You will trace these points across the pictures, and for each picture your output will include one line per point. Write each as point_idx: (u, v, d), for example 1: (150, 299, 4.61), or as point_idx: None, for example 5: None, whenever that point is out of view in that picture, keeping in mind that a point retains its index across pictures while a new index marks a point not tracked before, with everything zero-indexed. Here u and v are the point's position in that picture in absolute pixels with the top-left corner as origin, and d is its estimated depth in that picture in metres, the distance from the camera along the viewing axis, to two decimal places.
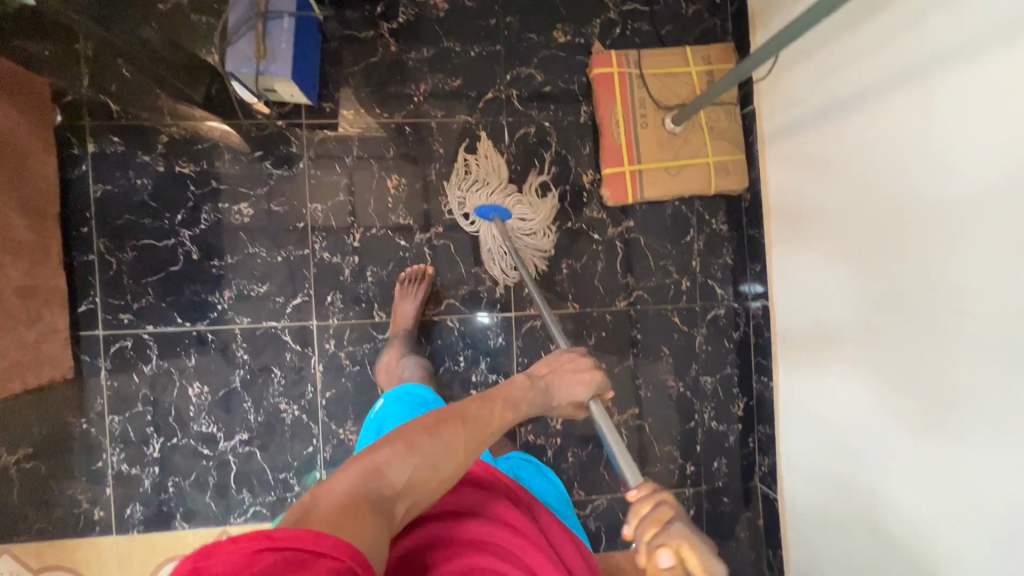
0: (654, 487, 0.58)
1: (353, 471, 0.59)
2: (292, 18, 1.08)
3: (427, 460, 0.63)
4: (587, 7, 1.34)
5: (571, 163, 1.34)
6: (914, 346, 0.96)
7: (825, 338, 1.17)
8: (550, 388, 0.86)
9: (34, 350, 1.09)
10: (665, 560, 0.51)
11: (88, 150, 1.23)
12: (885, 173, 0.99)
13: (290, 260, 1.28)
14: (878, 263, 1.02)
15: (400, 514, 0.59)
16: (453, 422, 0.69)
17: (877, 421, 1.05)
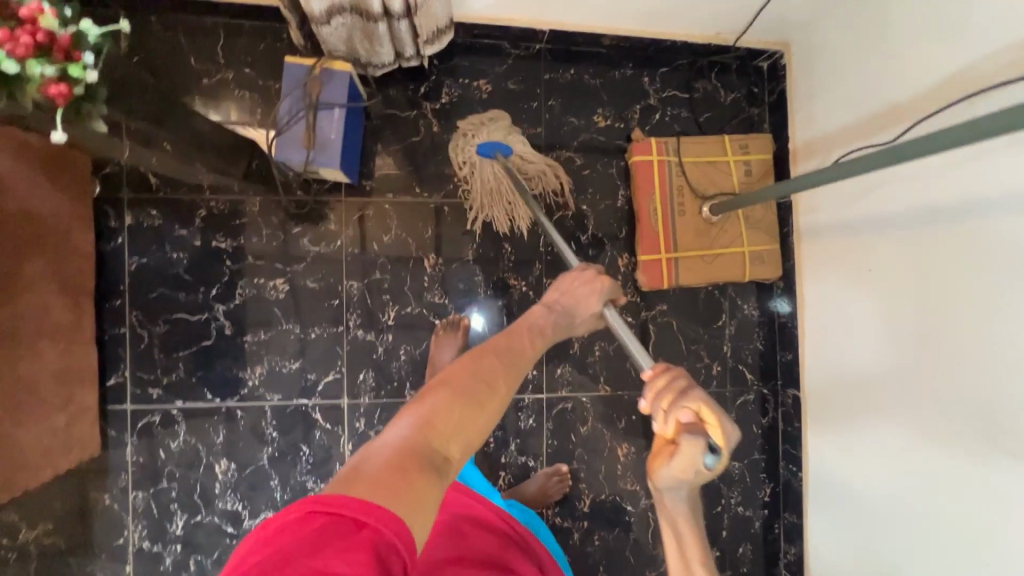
0: (668, 365, 0.71)
1: (403, 424, 0.59)
2: (343, 109, 1.08)
3: (471, 398, 0.64)
4: (627, 92, 1.35)
5: (608, 246, 1.36)
6: (959, 460, 0.96)
7: (859, 436, 1.17)
8: (566, 305, 0.95)
9: (66, 433, 1.07)
10: (686, 416, 0.65)
11: (124, 223, 1.21)
12: (934, 286, 1.01)
13: (325, 337, 1.27)
14: (921, 370, 1.03)
15: (457, 454, 0.60)
16: (485, 359, 0.71)
17: (911, 514, 1.05)
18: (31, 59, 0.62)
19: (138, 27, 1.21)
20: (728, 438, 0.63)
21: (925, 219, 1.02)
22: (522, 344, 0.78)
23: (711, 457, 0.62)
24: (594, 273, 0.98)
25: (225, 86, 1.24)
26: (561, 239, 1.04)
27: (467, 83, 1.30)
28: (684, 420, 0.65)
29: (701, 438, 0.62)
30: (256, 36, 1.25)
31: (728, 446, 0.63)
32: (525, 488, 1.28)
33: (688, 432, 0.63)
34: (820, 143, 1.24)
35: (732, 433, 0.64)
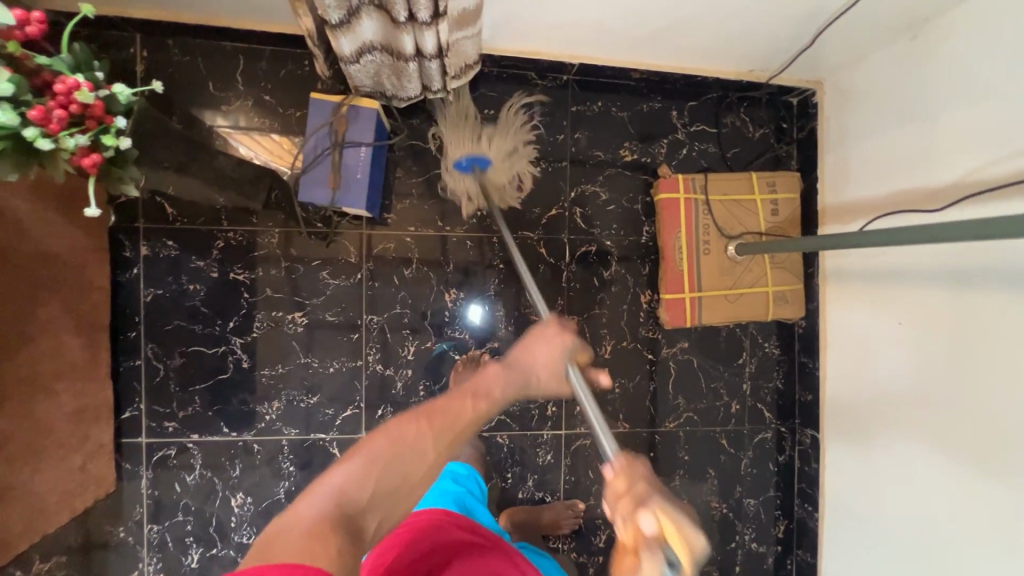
0: (632, 462, 0.55)
1: (318, 500, 0.52)
2: (370, 148, 1.07)
3: (398, 470, 0.57)
4: (655, 127, 1.34)
5: (631, 282, 1.35)
6: (981, 476, 0.97)
7: (878, 471, 1.18)
8: (529, 368, 0.71)
9: (82, 473, 1.06)
10: (645, 525, 0.48)
11: (139, 253, 1.18)
12: (964, 350, 1.00)
13: (343, 371, 1.26)
14: (946, 432, 1.03)
15: (373, 530, 0.54)
16: (427, 421, 0.60)
17: (928, 521, 1.05)
18: (63, 131, 0.60)
19: (155, 50, 1.17)
20: (695, 553, 0.47)
21: (959, 284, 1.01)
22: (466, 415, 0.62)
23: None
24: (557, 329, 0.75)
25: (245, 113, 1.20)
26: (535, 293, 0.95)
27: (493, 114, 1.28)
28: (644, 530, 0.48)
29: (658, 552, 0.47)
30: (278, 61, 1.21)
31: (693, 561, 0.47)
32: (541, 515, 1.27)
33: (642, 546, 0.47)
34: (855, 158, 1.23)
35: (699, 546, 0.47)
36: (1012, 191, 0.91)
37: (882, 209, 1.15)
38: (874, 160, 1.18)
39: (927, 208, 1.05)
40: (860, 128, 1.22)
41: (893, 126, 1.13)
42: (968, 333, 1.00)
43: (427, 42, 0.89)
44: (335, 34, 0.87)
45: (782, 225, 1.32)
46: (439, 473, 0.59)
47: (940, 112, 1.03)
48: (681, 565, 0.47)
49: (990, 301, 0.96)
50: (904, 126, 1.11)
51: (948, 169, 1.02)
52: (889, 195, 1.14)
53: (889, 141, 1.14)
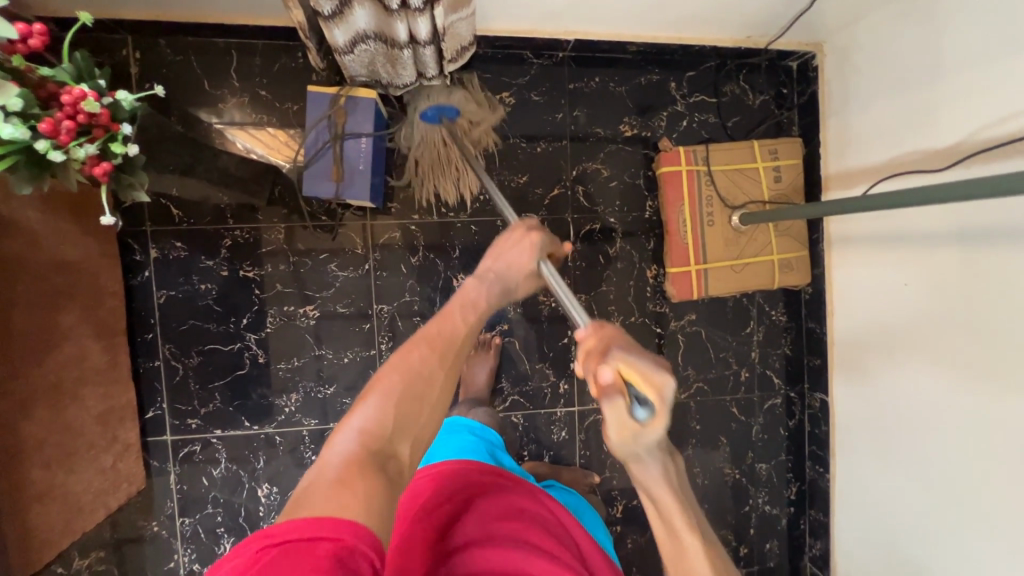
0: (601, 330, 0.66)
1: (341, 441, 0.58)
2: (370, 139, 1.07)
3: (413, 392, 0.63)
4: (654, 100, 1.34)
5: (636, 258, 1.36)
6: (984, 397, 0.99)
7: (885, 402, 1.20)
8: (503, 273, 0.83)
9: (114, 472, 1.09)
10: (607, 375, 0.58)
11: (149, 256, 1.20)
12: (965, 287, 1.02)
13: (357, 360, 1.28)
14: (952, 384, 1.05)
15: (407, 456, 0.59)
16: (428, 346, 0.67)
17: (937, 445, 1.08)
18: (73, 142, 0.62)
19: (148, 51, 1.17)
20: (659, 395, 0.55)
21: (966, 242, 1.01)
22: (459, 330, 0.71)
23: (639, 412, 0.56)
24: (525, 229, 0.88)
25: (243, 109, 1.20)
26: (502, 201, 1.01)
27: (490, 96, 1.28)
28: (604, 379, 0.58)
29: (621, 395, 0.56)
30: (272, 54, 1.20)
31: (659, 399, 0.55)
32: (559, 473, 1.30)
33: (607, 392, 0.57)
34: (857, 103, 1.22)
35: (663, 386, 0.55)
36: (1016, 148, 0.91)
37: (887, 171, 1.15)
38: (875, 99, 1.18)
39: (931, 168, 1.05)
40: (860, 72, 1.21)
41: (893, 65, 1.12)
42: (971, 261, 1.01)
43: (421, 28, 0.90)
44: (329, 25, 0.87)
45: (785, 193, 1.32)
46: (451, 389, 0.66)
47: (941, 47, 1.02)
48: (648, 402, 0.56)
49: (996, 235, 0.96)
50: (904, 62, 1.10)
51: (954, 127, 1.01)
52: (893, 157, 1.13)
53: (889, 79, 1.13)
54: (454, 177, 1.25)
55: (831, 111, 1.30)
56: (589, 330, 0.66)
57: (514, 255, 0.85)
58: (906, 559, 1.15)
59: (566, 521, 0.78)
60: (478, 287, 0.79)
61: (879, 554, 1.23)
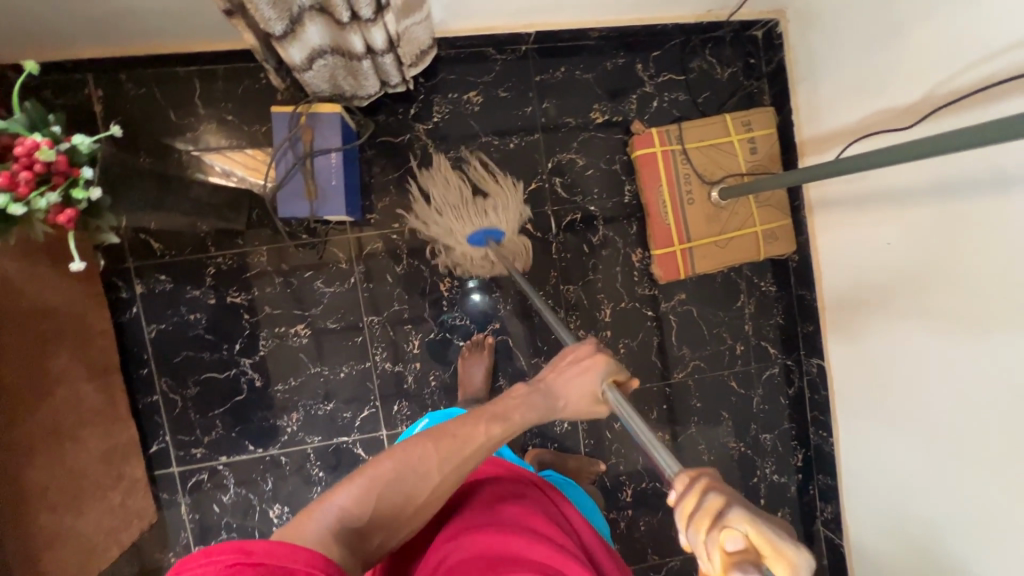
0: (692, 472, 0.43)
1: (320, 517, 0.57)
2: (339, 153, 1.06)
3: (402, 487, 0.62)
4: (622, 84, 1.33)
5: (620, 244, 1.36)
6: (972, 345, 1.00)
7: (879, 360, 1.21)
8: (553, 389, 0.70)
9: (122, 509, 1.11)
10: (733, 545, 0.36)
11: (135, 292, 1.20)
12: (947, 237, 1.02)
13: (353, 374, 1.28)
14: (940, 335, 1.05)
15: (376, 546, 0.60)
16: (437, 445, 0.64)
17: (933, 397, 1.09)
18: (33, 192, 0.62)
19: (111, 88, 1.16)
20: None
21: (942, 192, 1.01)
22: (476, 439, 0.65)
23: None
24: (591, 347, 0.72)
25: (211, 136, 1.20)
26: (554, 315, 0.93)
27: (457, 98, 1.28)
28: (731, 551, 0.36)
29: None
30: (235, 77, 1.20)
31: None
32: (565, 463, 1.31)
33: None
34: (824, 67, 1.22)
35: (803, 566, 0.36)
36: (981, 97, 0.90)
37: (858, 133, 1.15)
38: (840, 61, 1.17)
39: (902, 126, 1.04)
40: (823, 36, 1.20)
41: (854, 26, 1.12)
42: (950, 211, 1.00)
43: (376, 37, 0.89)
44: (282, 45, 0.85)
45: (762, 162, 1.32)
46: (439, 495, 0.64)
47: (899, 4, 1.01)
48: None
49: (973, 184, 0.95)
50: (864, 22, 1.09)
51: (920, 82, 1.00)
52: (862, 119, 1.13)
53: (852, 40, 1.13)
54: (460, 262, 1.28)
55: (799, 77, 1.30)
56: (684, 475, 0.43)
57: (565, 383, 0.70)
58: (914, 513, 1.16)
59: (562, 506, 0.77)
60: (525, 400, 0.69)
61: (888, 511, 1.24)
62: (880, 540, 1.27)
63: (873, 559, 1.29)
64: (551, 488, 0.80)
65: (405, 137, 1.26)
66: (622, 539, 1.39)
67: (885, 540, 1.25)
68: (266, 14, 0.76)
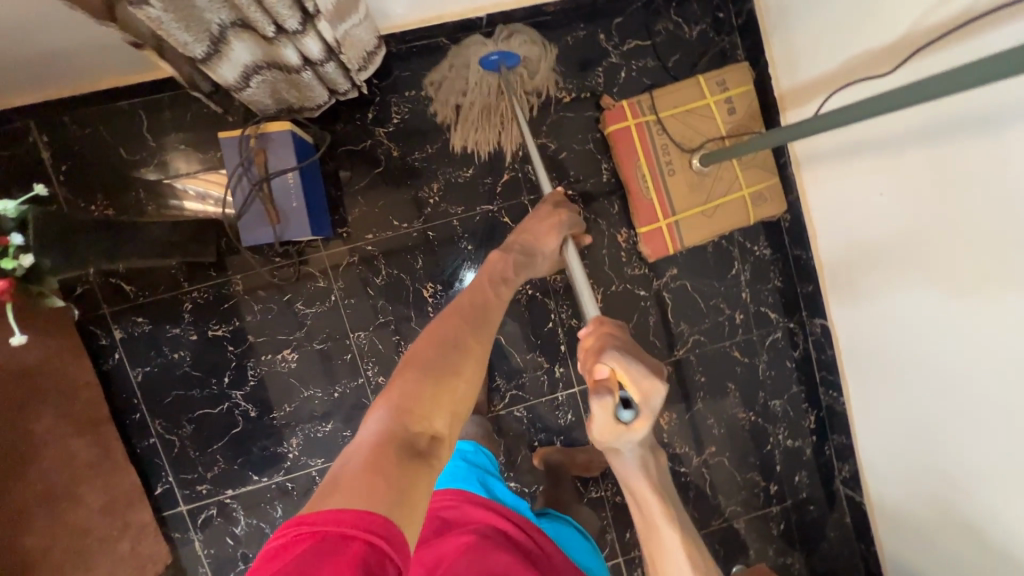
0: (600, 325, 0.73)
1: (375, 416, 0.53)
2: (296, 171, 1.02)
3: (446, 368, 0.59)
4: (585, 57, 1.27)
5: (603, 226, 1.31)
6: (973, 293, 0.94)
7: (881, 315, 1.16)
8: (526, 242, 0.92)
9: (134, 556, 1.11)
10: (602, 372, 0.65)
11: (115, 338, 1.18)
12: (942, 183, 0.96)
13: (348, 392, 1.25)
14: (940, 285, 1.00)
15: (445, 430, 0.55)
16: (459, 323, 0.66)
17: (937, 349, 1.04)
18: None
19: (55, 131, 1.12)
20: (647, 399, 0.64)
21: (933, 137, 0.95)
22: (484, 307, 0.72)
23: (624, 412, 0.64)
24: (552, 207, 0.98)
25: (166, 168, 1.15)
26: (542, 170, 1.02)
27: (415, 94, 1.22)
28: (601, 375, 0.65)
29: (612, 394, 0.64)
30: (182, 103, 1.15)
31: (644, 404, 0.64)
32: (574, 457, 1.28)
33: (600, 389, 0.64)
34: (795, 14, 1.14)
35: (653, 393, 0.64)
36: (962, 31, 0.84)
37: (837, 81, 1.08)
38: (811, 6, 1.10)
39: (882, 70, 0.98)
40: None
41: None
42: (943, 155, 0.94)
43: (310, 46, 0.84)
44: (211, 67, 0.81)
45: (742, 122, 1.25)
46: (480, 367, 0.63)
47: None
48: (635, 405, 0.64)
49: (965, 125, 0.89)
50: None
51: (897, 19, 0.93)
52: (841, 65, 1.06)
53: None
54: (496, 132, 1.24)
55: (771, 28, 1.22)
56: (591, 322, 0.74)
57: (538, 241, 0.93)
58: (930, 468, 1.12)
59: (554, 551, 0.77)
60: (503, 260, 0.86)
61: (903, 468, 1.20)
62: (900, 497, 1.24)
63: (896, 519, 1.26)
64: (542, 531, 0.80)
65: (366, 143, 1.22)
66: None
67: (904, 497, 1.22)
68: (181, 39, 0.71)
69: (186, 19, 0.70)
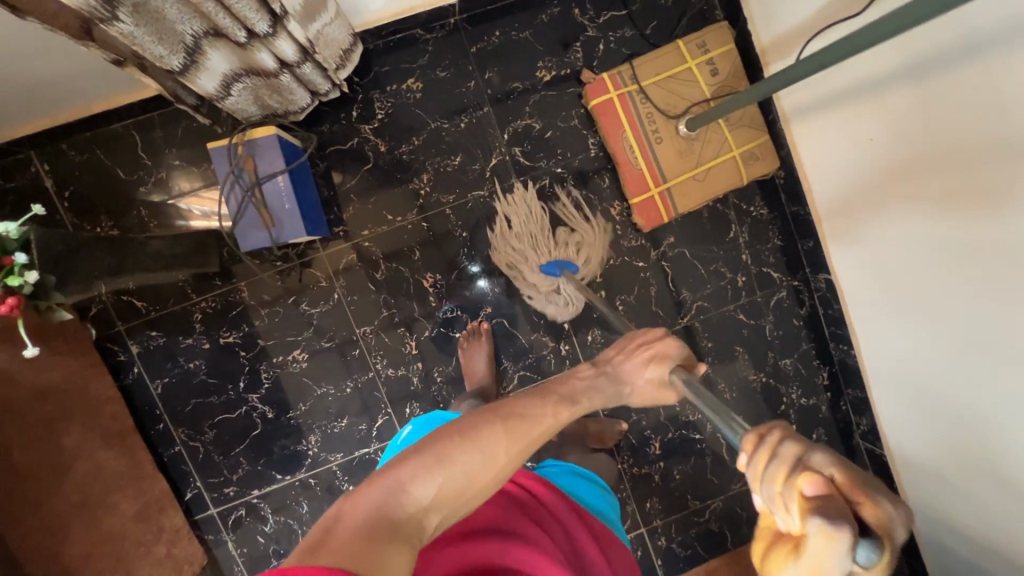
0: (758, 426, 0.45)
1: (378, 491, 0.52)
2: (285, 175, 1.04)
3: (464, 468, 0.56)
4: (562, 34, 1.26)
5: (596, 201, 1.31)
6: (969, 221, 0.93)
7: (881, 257, 1.14)
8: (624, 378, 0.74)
9: (170, 559, 1.16)
10: (813, 486, 0.37)
11: (132, 352, 1.22)
12: (929, 115, 0.95)
13: (360, 386, 1.28)
14: (935, 218, 0.99)
15: (433, 528, 0.53)
16: (502, 425, 0.60)
17: (938, 284, 1.03)
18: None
19: (55, 159, 1.16)
20: (892, 527, 0.36)
21: (918, 68, 0.94)
22: (545, 421, 0.64)
23: (865, 557, 0.35)
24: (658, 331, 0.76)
25: (162, 184, 1.19)
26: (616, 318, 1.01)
27: (396, 89, 1.24)
28: (810, 491, 0.37)
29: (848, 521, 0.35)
30: (172, 119, 1.18)
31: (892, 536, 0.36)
32: (586, 427, 1.30)
33: (825, 512, 0.35)
34: None
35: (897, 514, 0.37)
36: None
37: (814, 29, 1.07)
38: None
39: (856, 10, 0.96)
40: None
41: None
42: (929, 86, 0.93)
43: (284, 48, 0.86)
44: (190, 78, 0.83)
45: (726, 82, 1.24)
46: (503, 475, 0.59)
47: None
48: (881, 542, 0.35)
49: (948, 53, 0.88)
50: None
51: None
52: (817, 11, 1.05)
53: None
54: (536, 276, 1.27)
55: None
56: (750, 438, 0.43)
57: (632, 368, 0.74)
58: (942, 407, 1.11)
59: (552, 502, 0.76)
60: (594, 382, 0.72)
61: (917, 411, 1.19)
62: (916, 441, 1.23)
63: (914, 464, 1.25)
64: (534, 478, 0.78)
65: (354, 142, 1.23)
66: (661, 490, 1.38)
67: (921, 441, 1.21)
68: (156, 53, 0.73)
69: (158, 31, 0.71)
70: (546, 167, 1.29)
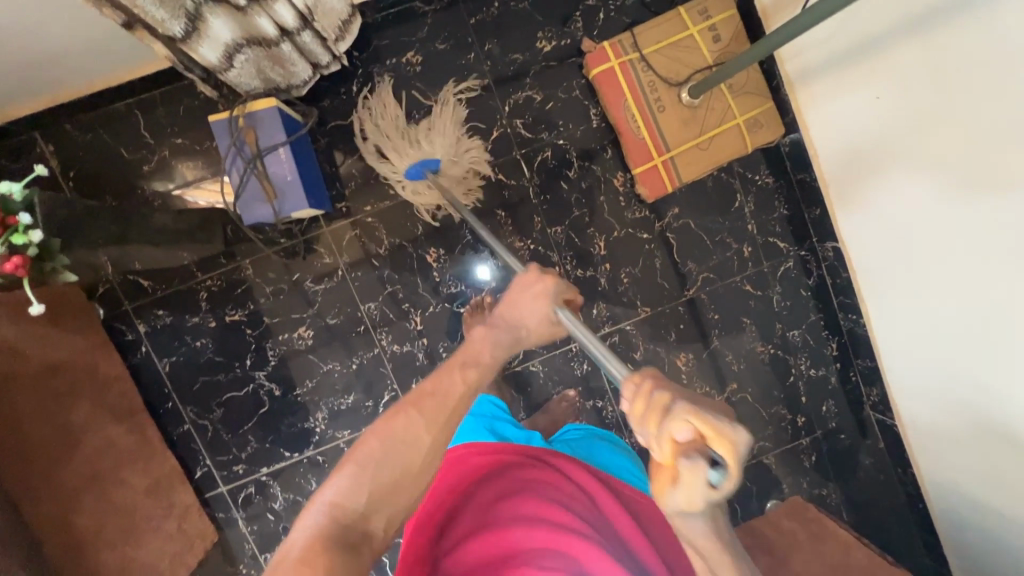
0: (643, 375, 0.49)
1: (312, 515, 0.52)
2: (286, 147, 1.04)
3: (393, 466, 0.55)
4: (561, 4, 1.26)
5: (599, 171, 1.30)
6: (978, 179, 0.92)
7: (888, 221, 1.13)
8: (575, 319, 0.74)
9: (181, 534, 1.17)
10: (679, 434, 0.42)
11: (139, 332, 1.23)
12: (934, 71, 0.94)
13: (366, 362, 1.28)
14: (942, 178, 0.98)
15: (383, 528, 0.53)
16: (415, 408, 0.58)
17: (946, 246, 1.02)
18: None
19: (59, 140, 1.17)
20: (744, 452, 0.41)
21: (923, 24, 0.93)
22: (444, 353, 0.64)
23: (719, 480, 0.41)
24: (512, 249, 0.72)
25: (164, 163, 1.19)
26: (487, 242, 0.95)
27: (396, 62, 1.23)
28: (679, 439, 0.42)
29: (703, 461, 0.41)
30: (173, 98, 1.18)
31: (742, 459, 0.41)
32: None
33: (683, 457, 0.41)
34: None
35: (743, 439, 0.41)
36: None
37: None
38: None
39: None
40: None
41: None
42: (934, 41, 0.92)
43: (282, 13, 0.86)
44: (191, 45, 0.84)
45: (728, 48, 1.23)
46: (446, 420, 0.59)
47: None
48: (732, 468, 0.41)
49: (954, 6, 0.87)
50: None
51: None
52: None
53: None
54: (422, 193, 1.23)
55: None
56: (631, 383, 0.48)
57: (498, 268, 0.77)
58: (952, 369, 1.10)
59: (575, 475, 0.77)
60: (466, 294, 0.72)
61: (927, 376, 1.18)
62: (927, 408, 1.21)
63: (927, 432, 1.24)
64: (556, 455, 0.80)
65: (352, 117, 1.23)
66: None
67: (931, 407, 1.20)
68: (156, 15, 0.74)
69: None
70: (543, 140, 1.28)
